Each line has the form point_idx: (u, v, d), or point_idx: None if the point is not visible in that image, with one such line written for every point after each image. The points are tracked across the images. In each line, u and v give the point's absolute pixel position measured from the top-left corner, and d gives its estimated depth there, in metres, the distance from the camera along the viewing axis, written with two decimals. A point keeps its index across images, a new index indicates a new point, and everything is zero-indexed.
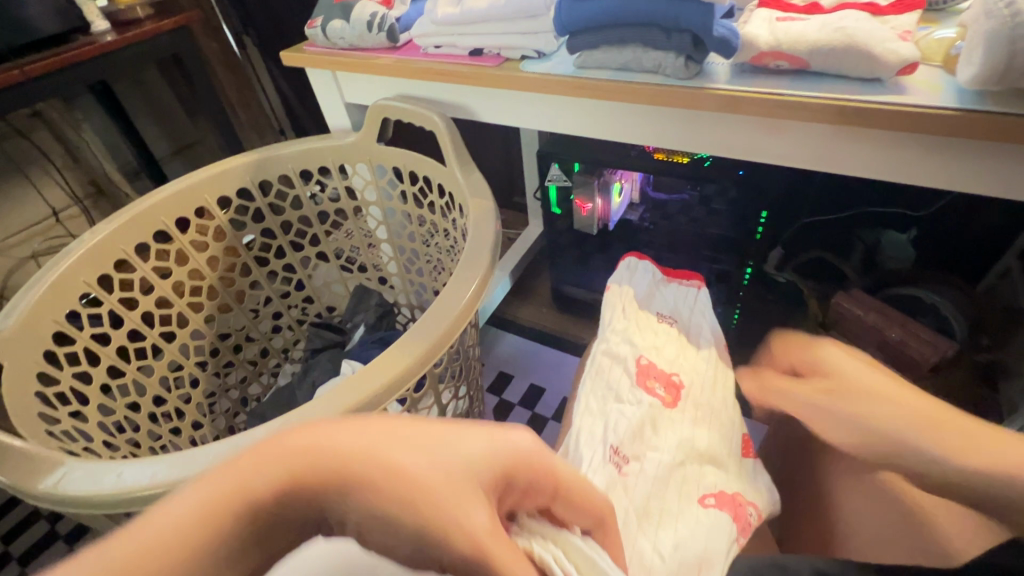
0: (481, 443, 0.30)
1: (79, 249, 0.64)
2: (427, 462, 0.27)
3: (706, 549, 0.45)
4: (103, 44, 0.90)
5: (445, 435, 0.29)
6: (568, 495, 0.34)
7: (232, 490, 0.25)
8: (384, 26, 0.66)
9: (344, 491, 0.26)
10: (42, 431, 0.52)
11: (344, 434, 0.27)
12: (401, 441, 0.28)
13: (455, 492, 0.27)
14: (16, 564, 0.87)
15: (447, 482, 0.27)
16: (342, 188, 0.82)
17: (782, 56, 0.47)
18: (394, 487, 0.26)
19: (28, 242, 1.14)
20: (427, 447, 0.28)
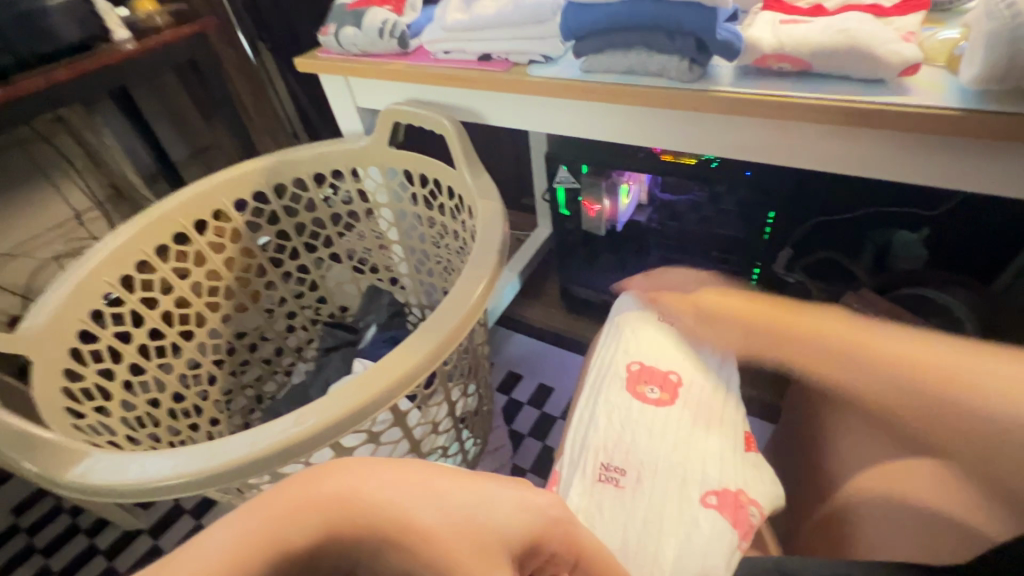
0: (511, 508, 0.29)
1: (105, 250, 0.66)
2: (462, 527, 0.27)
3: (708, 558, 0.42)
4: (123, 52, 0.93)
5: (478, 494, 0.28)
6: (589, 563, 0.34)
7: (266, 541, 0.23)
8: (395, 33, 0.68)
9: (382, 552, 0.25)
10: (68, 424, 0.54)
11: (382, 484, 0.26)
12: (443, 504, 0.27)
13: (484, 563, 0.26)
14: (40, 555, 0.90)
15: (481, 555, 0.27)
16: (354, 191, 0.84)
17: (784, 58, 0.48)
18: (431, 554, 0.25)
19: (51, 244, 1.18)
20: (468, 515, 0.27)
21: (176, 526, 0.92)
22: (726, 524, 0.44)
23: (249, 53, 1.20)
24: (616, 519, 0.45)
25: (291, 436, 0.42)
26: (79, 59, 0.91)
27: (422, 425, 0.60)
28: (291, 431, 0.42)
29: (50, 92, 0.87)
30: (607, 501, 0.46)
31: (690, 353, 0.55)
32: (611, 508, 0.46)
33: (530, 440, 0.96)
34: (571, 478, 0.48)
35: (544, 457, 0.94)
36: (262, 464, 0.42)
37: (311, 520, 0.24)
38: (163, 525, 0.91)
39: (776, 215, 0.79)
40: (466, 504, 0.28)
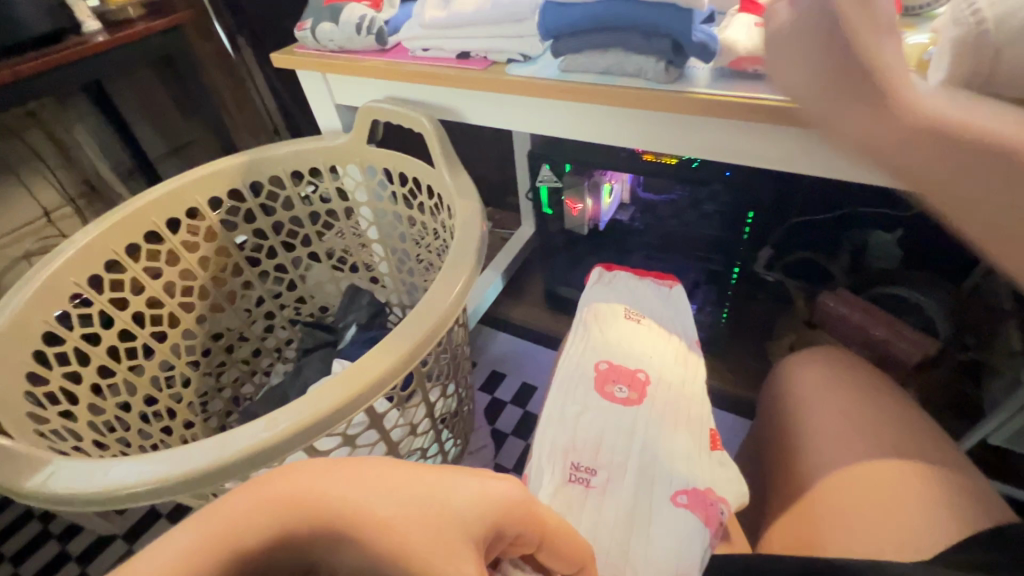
0: (471, 494, 0.27)
1: (72, 249, 0.64)
2: (417, 517, 0.25)
3: (681, 559, 0.41)
4: (94, 45, 0.91)
5: (442, 482, 0.27)
6: (556, 545, 0.32)
7: (222, 537, 0.22)
8: (373, 29, 0.67)
9: (335, 547, 0.24)
10: (32, 431, 0.52)
11: (343, 480, 0.25)
12: (398, 492, 0.26)
13: (446, 546, 0.25)
14: (8, 564, 0.88)
15: (439, 543, 0.25)
16: (333, 189, 0.82)
17: (759, 62, 0.49)
18: (390, 543, 0.24)
19: (20, 242, 1.14)
20: (425, 501, 0.26)
21: (150, 531, 0.89)
22: (697, 522, 0.43)
23: (227, 47, 1.18)
24: (587, 521, 0.43)
25: (261, 441, 0.41)
26: (46, 52, 0.88)
27: (401, 427, 0.60)
28: (260, 435, 0.41)
29: (16, 86, 0.84)
30: (577, 504, 0.44)
31: (660, 353, 0.54)
32: (580, 511, 0.44)
33: (512, 439, 0.96)
34: (540, 479, 0.45)
35: (527, 456, 0.94)
36: (232, 470, 0.41)
37: (254, 523, 0.22)
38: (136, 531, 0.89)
39: (756, 216, 0.79)
40: (421, 486, 0.26)
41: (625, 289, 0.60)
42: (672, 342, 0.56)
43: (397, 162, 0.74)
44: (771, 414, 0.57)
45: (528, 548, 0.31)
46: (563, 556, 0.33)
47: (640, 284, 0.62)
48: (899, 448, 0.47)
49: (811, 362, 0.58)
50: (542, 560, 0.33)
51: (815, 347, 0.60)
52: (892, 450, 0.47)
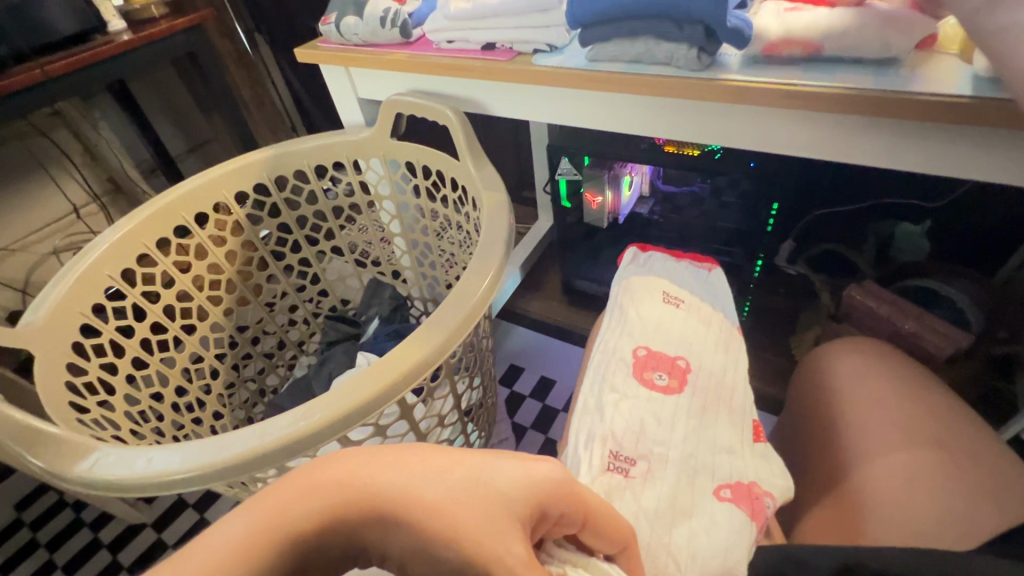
0: (513, 478, 0.27)
1: (105, 243, 0.66)
2: (463, 496, 0.25)
3: (727, 554, 0.41)
4: (120, 43, 0.92)
5: (482, 463, 0.27)
6: (596, 524, 0.32)
7: (275, 520, 0.22)
8: (397, 22, 0.67)
9: (388, 529, 0.24)
10: (73, 419, 0.53)
11: (386, 467, 0.25)
12: (444, 476, 0.25)
13: (490, 525, 0.25)
14: (44, 550, 0.90)
15: (488, 524, 0.25)
16: (356, 183, 0.83)
17: (793, 43, 0.48)
18: (440, 523, 0.24)
19: (49, 239, 1.17)
20: (469, 484, 0.25)
21: (179, 519, 0.92)
22: (743, 516, 0.42)
23: (246, 44, 1.19)
24: (627, 512, 0.43)
25: (299, 430, 0.41)
26: (73, 51, 0.89)
27: (427, 418, 0.60)
28: (298, 424, 0.42)
29: (47, 84, 0.86)
30: (616, 493, 0.44)
31: (697, 342, 0.53)
32: (622, 500, 0.43)
33: (532, 433, 0.96)
34: (577, 468, 0.45)
35: (547, 448, 0.94)
36: (271, 457, 0.41)
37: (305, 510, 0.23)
38: (166, 519, 0.92)
39: (780, 207, 0.78)
40: (465, 466, 0.26)
41: (662, 271, 0.60)
42: (712, 327, 0.55)
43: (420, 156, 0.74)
44: (805, 405, 0.57)
45: (571, 528, 0.31)
46: (605, 537, 0.33)
47: (678, 267, 0.61)
48: (942, 441, 0.46)
49: (843, 352, 0.57)
50: (586, 541, 0.33)
51: (848, 338, 0.59)
52: (932, 442, 0.46)
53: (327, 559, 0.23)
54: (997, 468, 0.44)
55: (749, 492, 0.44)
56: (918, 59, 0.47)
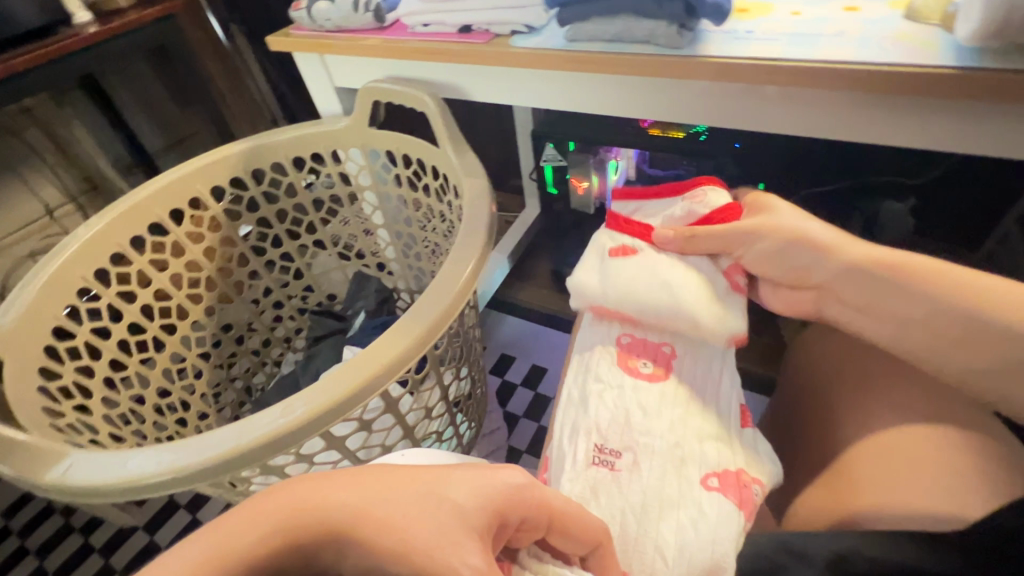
0: (469, 491, 0.29)
1: (75, 243, 0.64)
2: (415, 513, 0.27)
3: (716, 554, 0.40)
4: (86, 36, 0.89)
5: (436, 482, 0.28)
6: (564, 524, 0.33)
7: (226, 544, 0.24)
8: (370, 6, 0.65)
9: (338, 541, 0.26)
10: (47, 425, 0.52)
11: (341, 491, 0.27)
12: (393, 494, 0.27)
13: (443, 537, 0.26)
14: (33, 558, 0.89)
15: (442, 535, 0.26)
16: (336, 175, 0.81)
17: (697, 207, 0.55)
18: (386, 535, 0.26)
19: (25, 242, 1.14)
20: (424, 497, 0.28)
21: (170, 522, 0.90)
22: (731, 505, 0.42)
23: (222, 37, 1.16)
24: (614, 504, 0.43)
25: (279, 428, 0.40)
26: (36, 45, 0.86)
27: (415, 411, 0.59)
28: (277, 422, 0.41)
29: (10, 81, 0.83)
30: (603, 485, 0.44)
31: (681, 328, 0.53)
32: (608, 493, 0.44)
33: (525, 421, 0.96)
34: (565, 462, 0.46)
35: (540, 437, 0.94)
36: (249, 458, 0.40)
37: (255, 536, 0.25)
38: (157, 521, 0.90)
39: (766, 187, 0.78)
40: (414, 482, 0.28)
41: None
42: None
43: (401, 146, 0.72)
44: (798, 389, 0.57)
45: (535, 533, 0.32)
46: (569, 532, 0.33)
47: None
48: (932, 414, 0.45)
49: (825, 333, 0.57)
50: (556, 544, 0.34)
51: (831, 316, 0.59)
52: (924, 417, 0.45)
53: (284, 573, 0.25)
54: (988, 431, 0.43)
55: (725, 483, 0.43)
56: (898, 31, 0.46)
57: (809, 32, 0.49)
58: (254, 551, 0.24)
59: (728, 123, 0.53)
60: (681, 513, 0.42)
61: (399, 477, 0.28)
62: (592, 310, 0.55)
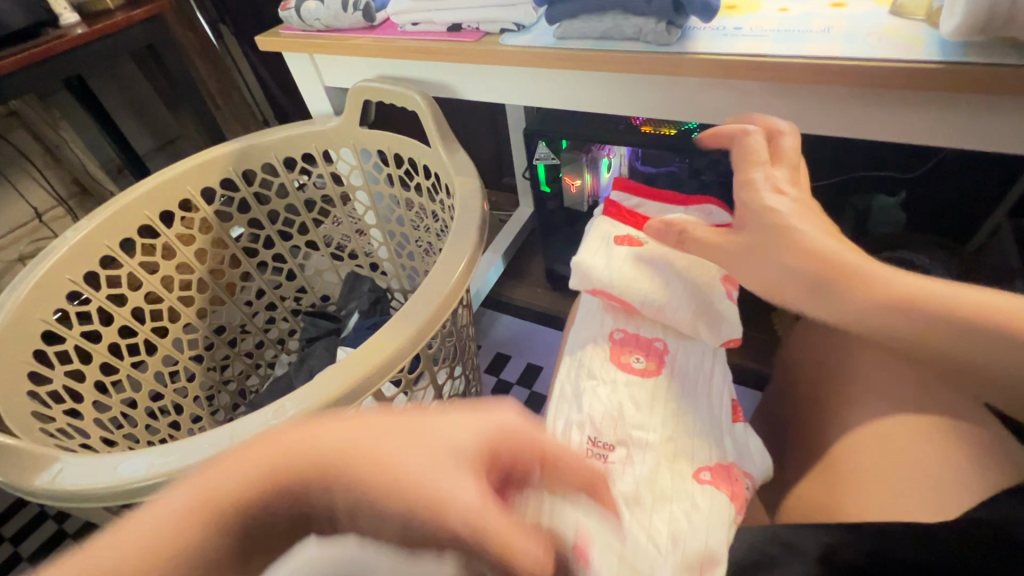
0: (464, 430, 0.28)
1: (64, 246, 0.63)
2: (407, 451, 0.26)
3: (708, 544, 0.40)
4: (73, 37, 0.88)
5: (426, 422, 0.28)
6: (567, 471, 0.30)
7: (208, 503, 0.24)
8: (359, 5, 0.65)
9: (322, 477, 0.25)
10: (37, 430, 0.51)
11: (324, 434, 0.26)
12: (381, 434, 0.27)
13: (434, 468, 0.26)
14: (26, 564, 0.88)
15: (431, 466, 0.26)
16: (327, 176, 0.80)
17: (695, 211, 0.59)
18: (372, 471, 0.25)
19: (14, 246, 1.13)
20: (413, 434, 0.27)
21: None
22: (723, 497, 0.42)
23: (212, 37, 1.15)
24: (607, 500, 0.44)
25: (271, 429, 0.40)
26: (22, 47, 0.85)
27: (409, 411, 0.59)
28: (269, 423, 0.40)
29: None
30: None
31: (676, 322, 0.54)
32: None
33: None
34: None
35: None
36: None
37: (234, 479, 0.25)
38: None
39: None
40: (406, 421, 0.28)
41: None
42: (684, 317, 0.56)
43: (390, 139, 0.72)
44: (791, 384, 0.57)
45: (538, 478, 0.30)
46: (568, 481, 0.30)
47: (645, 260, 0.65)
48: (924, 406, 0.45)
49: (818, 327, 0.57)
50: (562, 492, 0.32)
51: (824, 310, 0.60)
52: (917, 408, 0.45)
53: (266, 519, 0.25)
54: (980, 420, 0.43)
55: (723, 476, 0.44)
56: (884, 27, 0.47)
57: (796, 29, 0.49)
58: (230, 491, 0.24)
59: (718, 119, 0.53)
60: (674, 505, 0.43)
61: (390, 419, 0.28)
62: (595, 295, 0.55)
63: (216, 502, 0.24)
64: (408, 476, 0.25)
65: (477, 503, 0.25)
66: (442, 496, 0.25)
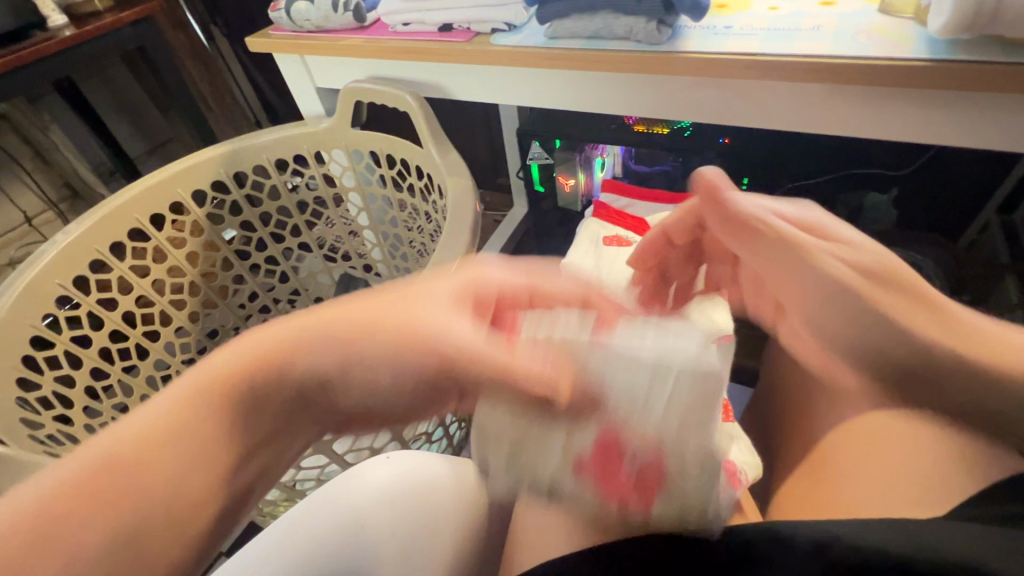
0: (449, 284, 0.31)
1: (53, 250, 0.63)
2: (392, 307, 0.28)
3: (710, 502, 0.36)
4: (61, 40, 0.87)
5: (413, 291, 0.30)
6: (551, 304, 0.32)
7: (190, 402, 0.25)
8: (349, 5, 0.65)
9: (308, 353, 0.27)
10: (26, 437, 0.51)
11: (311, 320, 0.28)
12: (367, 302, 0.29)
13: (413, 312, 0.28)
14: None
15: (407, 307, 0.29)
16: (320, 177, 0.80)
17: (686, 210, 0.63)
18: (354, 333, 0.27)
19: (3, 250, 1.11)
20: (399, 294, 0.29)
21: None
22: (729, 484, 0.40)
23: (203, 39, 1.15)
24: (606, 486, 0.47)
25: None
26: (10, 49, 0.84)
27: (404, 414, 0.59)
28: None
29: None
30: None
31: None
32: None
33: None
34: None
35: None
36: None
37: (225, 363, 0.26)
38: None
39: (752, 181, 0.78)
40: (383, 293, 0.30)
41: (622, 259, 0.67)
42: None
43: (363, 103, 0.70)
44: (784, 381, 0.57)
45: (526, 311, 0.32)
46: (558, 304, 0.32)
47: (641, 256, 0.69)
48: None
49: None
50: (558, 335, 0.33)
51: None
52: None
53: (260, 405, 0.26)
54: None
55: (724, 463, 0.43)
56: (873, 25, 0.47)
57: (786, 27, 0.49)
58: (224, 375, 0.26)
59: (710, 118, 0.53)
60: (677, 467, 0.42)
61: (364, 296, 0.29)
62: None
63: (209, 388, 0.25)
64: (391, 326, 0.27)
65: (477, 339, 0.28)
66: (429, 339, 0.27)
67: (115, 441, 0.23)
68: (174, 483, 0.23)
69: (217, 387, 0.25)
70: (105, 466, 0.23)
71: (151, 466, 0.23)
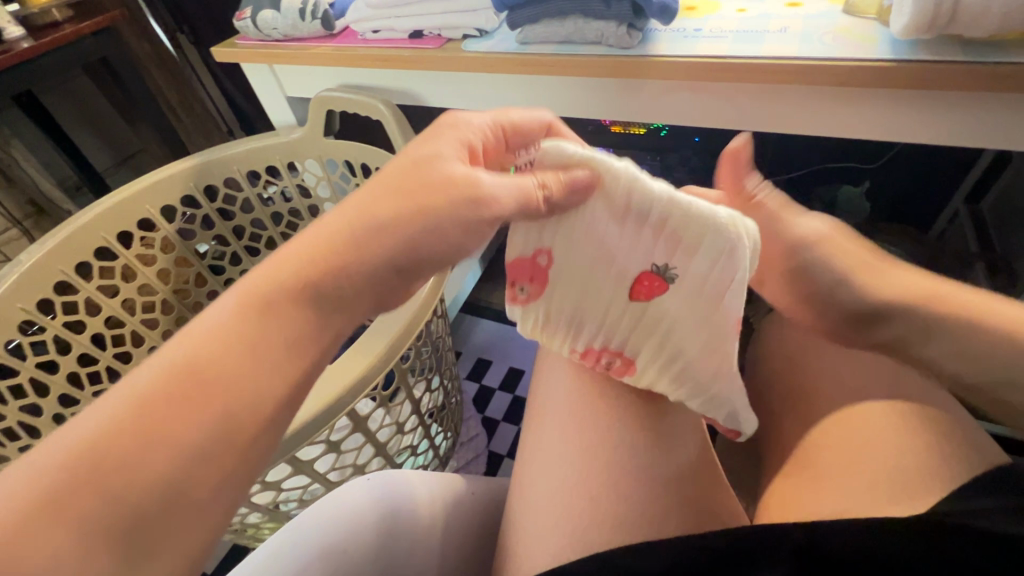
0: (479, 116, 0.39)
1: (13, 273, 0.60)
2: (406, 156, 0.36)
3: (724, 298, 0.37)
4: (19, 52, 0.84)
5: (442, 126, 0.37)
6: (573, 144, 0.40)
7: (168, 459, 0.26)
8: (317, 13, 0.63)
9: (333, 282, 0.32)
10: None
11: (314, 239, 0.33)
12: (386, 174, 0.35)
13: (420, 147, 0.36)
14: None
15: (420, 142, 0.37)
16: (294, 188, 0.78)
17: None
18: (367, 238, 0.33)
19: None
20: (419, 144, 0.36)
21: None
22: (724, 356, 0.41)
23: (170, 48, 1.12)
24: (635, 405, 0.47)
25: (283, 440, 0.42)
26: None
27: (387, 427, 0.58)
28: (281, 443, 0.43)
29: None
30: None
31: None
32: None
33: (505, 426, 0.92)
34: None
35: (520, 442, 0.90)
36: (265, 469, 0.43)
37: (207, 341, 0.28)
38: None
39: None
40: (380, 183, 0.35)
41: None
42: None
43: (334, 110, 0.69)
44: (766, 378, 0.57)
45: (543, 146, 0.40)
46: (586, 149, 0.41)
47: None
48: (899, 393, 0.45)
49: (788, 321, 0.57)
50: None
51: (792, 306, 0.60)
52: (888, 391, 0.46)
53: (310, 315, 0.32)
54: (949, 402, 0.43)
55: (630, 370, 0.43)
56: (838, 26, 0.48)
57: (755, 29, 0.50)
58: (264, 289, 0.31)
59: (687, 119, 0.53)
60: (647, 331, 0.41)
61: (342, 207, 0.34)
62: None
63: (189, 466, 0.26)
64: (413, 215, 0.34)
65: (459, 142, 0.36)
66: (455, 189, 0.34)
67: (116, 407, 0.25)
68: (217, 440, 0.27)
69: (246, 353, 0.28)
70: (154, 409, 0.26)
71: (222, 370, 0.28)
